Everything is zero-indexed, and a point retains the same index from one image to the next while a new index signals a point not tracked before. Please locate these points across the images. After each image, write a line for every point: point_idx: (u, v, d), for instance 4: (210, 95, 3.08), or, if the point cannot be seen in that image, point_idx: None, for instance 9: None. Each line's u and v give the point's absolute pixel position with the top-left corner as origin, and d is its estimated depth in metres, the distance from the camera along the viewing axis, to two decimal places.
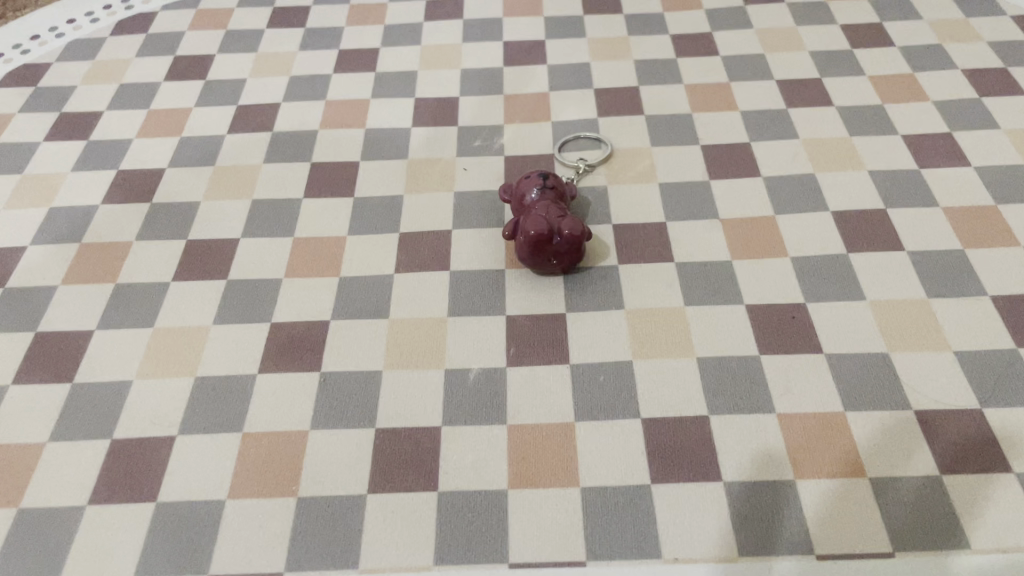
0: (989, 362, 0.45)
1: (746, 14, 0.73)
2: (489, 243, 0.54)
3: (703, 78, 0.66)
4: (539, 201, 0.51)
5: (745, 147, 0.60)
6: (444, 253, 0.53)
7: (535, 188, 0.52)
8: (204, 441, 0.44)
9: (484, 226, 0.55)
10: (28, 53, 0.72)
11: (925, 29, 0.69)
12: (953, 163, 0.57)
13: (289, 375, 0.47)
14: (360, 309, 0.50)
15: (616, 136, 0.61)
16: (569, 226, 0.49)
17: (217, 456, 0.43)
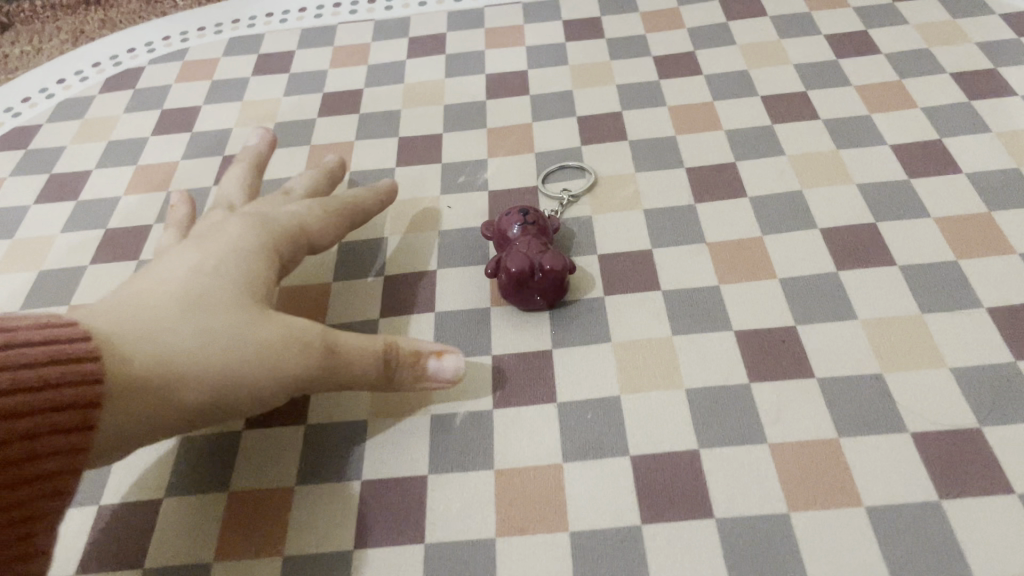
0: (987, 378, 0.44)
1: (728, 30, 0.72)
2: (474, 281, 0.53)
3: (687, 98, 0.66)
4: (521, 235, 0.51)
5: (731, 167, 0.59)
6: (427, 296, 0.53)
7: (516, 222, 0.51)
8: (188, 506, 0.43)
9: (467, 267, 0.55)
10: (19, 115, 0.74)
11: (911, 33, 0.68)
12: (943, 170, 0.56)
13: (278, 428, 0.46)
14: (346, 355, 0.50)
15: (600, 165, 0.61)
16: (552, 261, 0.48)
17: (197, 519, 0.43)
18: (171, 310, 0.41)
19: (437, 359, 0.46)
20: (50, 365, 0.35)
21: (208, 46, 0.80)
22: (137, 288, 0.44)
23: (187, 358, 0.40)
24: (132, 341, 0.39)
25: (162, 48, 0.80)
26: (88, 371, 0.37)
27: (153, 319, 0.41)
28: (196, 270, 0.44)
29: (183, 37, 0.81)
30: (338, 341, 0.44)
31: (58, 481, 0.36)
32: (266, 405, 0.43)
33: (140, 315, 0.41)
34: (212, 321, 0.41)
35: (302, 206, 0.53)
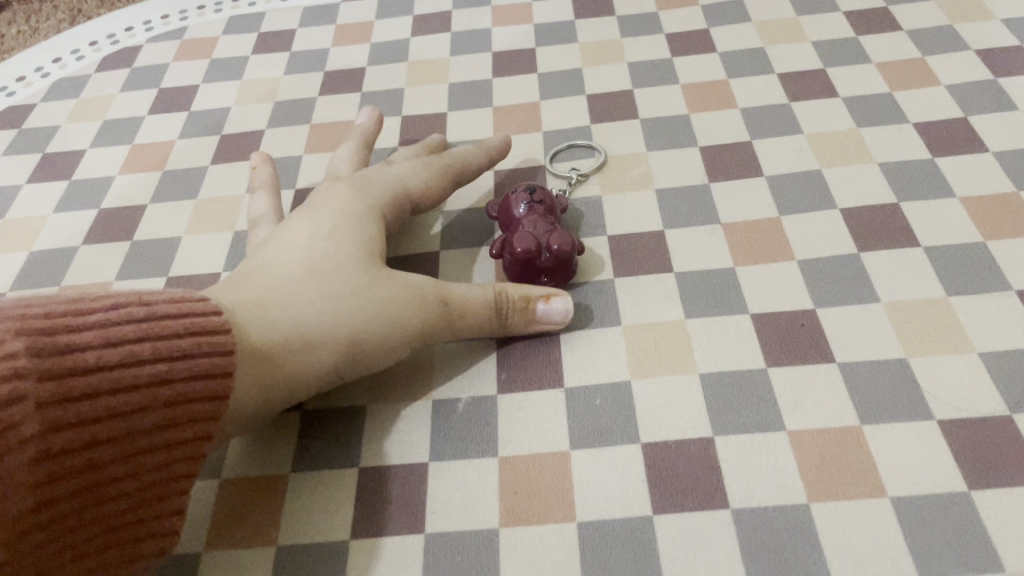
0: (1017, 364, 0.42)
1: (743, 7, 0.70)
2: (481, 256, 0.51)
3: (700, 76, 0.63)
4: (527, 213, 0.49)
5: (746, 147, 0.56)
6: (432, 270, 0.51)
7: (523, 199, 0.49)
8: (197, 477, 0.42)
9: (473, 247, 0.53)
10: (14, 94, 0.72)
11: (933, 10, 0.66)
12: (969, 149, 0.53)
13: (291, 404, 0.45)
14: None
15: (610, 144, 0.59)
16: (558, 240, 0.46)
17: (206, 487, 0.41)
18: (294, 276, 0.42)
19: (545, 302, 0.45)
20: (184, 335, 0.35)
21: (207, 24, 0.78)
22: (258, 260, 0.44)
23: (322, 317, 0.40)
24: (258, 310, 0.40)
25: (160, 27, 0.78)
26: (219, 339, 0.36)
27: (282, 286, 0.41)
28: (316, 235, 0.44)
29: (182, 16, 0.79)
30: (449, 293, 0.44)
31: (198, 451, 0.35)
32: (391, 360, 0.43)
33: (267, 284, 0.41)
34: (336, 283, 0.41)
35: (406, 163, 0.52)
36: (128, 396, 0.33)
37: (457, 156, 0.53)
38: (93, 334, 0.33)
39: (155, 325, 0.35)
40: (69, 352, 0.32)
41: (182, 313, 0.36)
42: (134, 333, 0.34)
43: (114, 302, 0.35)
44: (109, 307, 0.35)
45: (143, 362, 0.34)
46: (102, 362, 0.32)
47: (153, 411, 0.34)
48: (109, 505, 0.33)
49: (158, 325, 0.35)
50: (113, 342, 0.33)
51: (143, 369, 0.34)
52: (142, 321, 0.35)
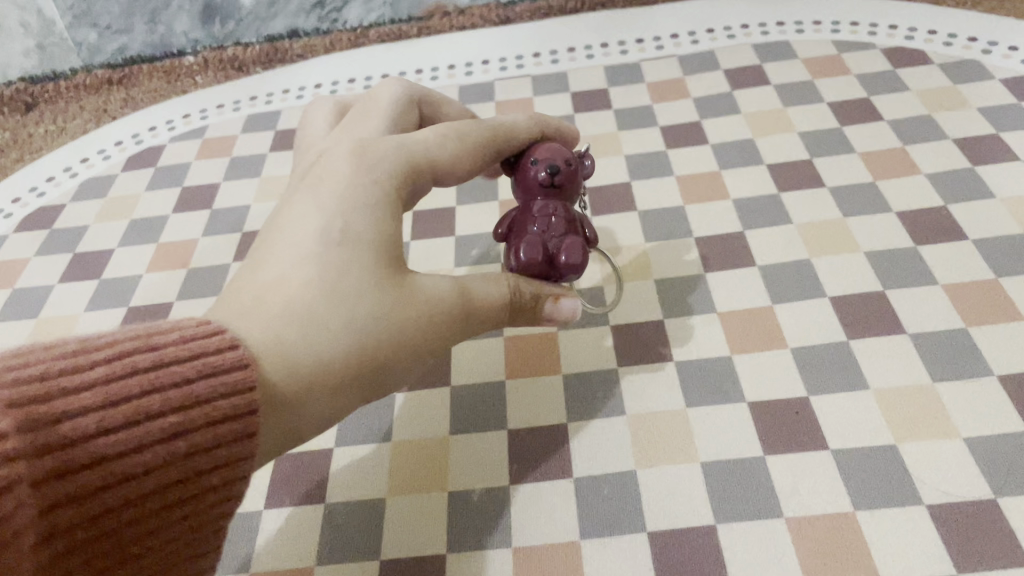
0: (1000, 449, 0.44)
1: (733, 99, 0.74)
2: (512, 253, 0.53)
3: (695, 168, 0.67)
4: (542, 202, 0.49)
5: (740, 237, 0.60)
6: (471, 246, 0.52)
7: (540, 187, 0.49)
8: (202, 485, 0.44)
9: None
10: (44, 195, 0.76)
11: (913, 99, 0.70)
12: (949, 237, 0.56)
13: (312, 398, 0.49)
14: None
15: (610, 236, 0.62)
16: (567, 252, 0.47)
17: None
18: (319, 304, 0.38)
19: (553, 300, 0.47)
20: (200, 379, 0.32)
21: (227, 123, 0.82)
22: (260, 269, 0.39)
23: (349, 352, 0.38)
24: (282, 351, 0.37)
25: (182, 126, 0.83)
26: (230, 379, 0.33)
27: (311, 317, 0.38)
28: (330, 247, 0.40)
29: (203, 115, 0.84)
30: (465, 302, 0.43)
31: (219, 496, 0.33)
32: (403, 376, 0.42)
33: (284, 312, 0.37)
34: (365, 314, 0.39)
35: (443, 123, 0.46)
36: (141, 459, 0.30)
37: (497, 121, 0.49)
38: (95, 390, 0.30)
39: (163, 374, 0.32)
40: (70, 421, 0.29)
41: (198, 354, 0.33)
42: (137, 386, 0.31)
43: (118, 351, 0.31)
44: (111, 353, 0.31)
45: (151, 418, 0.31)
46: (113, 422, 0.30)
47: (168, 468, 0.31)
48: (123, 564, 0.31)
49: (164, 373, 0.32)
50: (115, 402, 0.30)
51: (155, 425, 0.31)
52: (150, 371, 0.31)
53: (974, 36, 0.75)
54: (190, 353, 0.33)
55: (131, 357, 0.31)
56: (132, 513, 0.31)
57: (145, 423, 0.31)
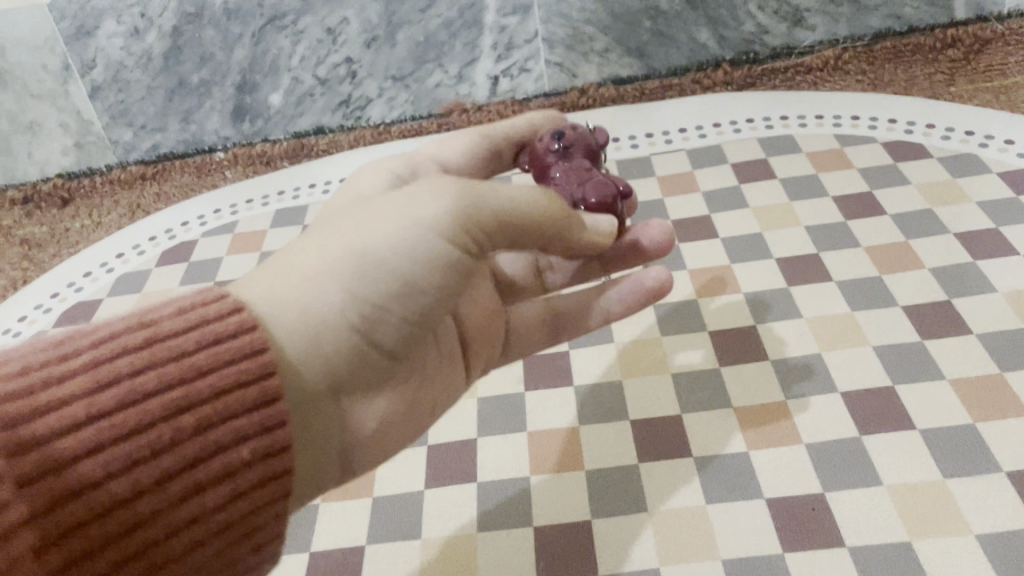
0: (1011, 546, 0.46)
1: (741, 192, 0.77)
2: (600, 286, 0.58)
3: (707, 262, 0.70)
4: (559, 163, 0.54)
5: (752, 331, 0.62)
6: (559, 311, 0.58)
7: (551, 151, 0.55)
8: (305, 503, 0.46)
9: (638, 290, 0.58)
10: (81, 290, 0.79)
11: (915, 193, 0.73)
12: (953, 330, 0.59)
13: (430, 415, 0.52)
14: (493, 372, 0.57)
15: (627, 329, 0.64)
16: (596, 195, 0.52)
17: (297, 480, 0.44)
18: (304, 246, 0.44)
19: (564, 205, 0.50)
20: (187, 345, 0.36)
21: (256, 217, 0.86)
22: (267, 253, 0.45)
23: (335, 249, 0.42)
24: (273, 288, 0.42)
25: (213, 221, 0.86)
26: (219, 343, 0.37)
27: (297, 259, 0.43)
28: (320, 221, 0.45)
29: (233, 209, 0.87)
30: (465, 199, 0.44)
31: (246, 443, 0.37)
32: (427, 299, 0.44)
33: (277, 265, 0.43)
34: (347, 235, 0.43)
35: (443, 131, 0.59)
36: (144, 417, 0.34)
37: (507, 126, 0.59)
38: (87, 372, 0.34)
39: (151, 348, 0.36)
40: (66, 403, 0.33)
41: (183, 326, 0.37)
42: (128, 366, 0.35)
43: (106, 335, 0.36)
44: (104, 339, 0.35)
45: (149, 393, 0.35)
46: (112, 391, 0.34)
47: (173, 421, 0.35)
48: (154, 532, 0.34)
49: (153, 348, 0.36)
50: (109, 384, 0.34)
51: (151, 385, 0.35)
52: (141, 349, 0.35)
53: (971, 129, 0.79)
54: (176, 324, 0.37)
55: (123, 337, 0.36)
56: (158, 470, 0.34)
57: (144, 391, 0.35)
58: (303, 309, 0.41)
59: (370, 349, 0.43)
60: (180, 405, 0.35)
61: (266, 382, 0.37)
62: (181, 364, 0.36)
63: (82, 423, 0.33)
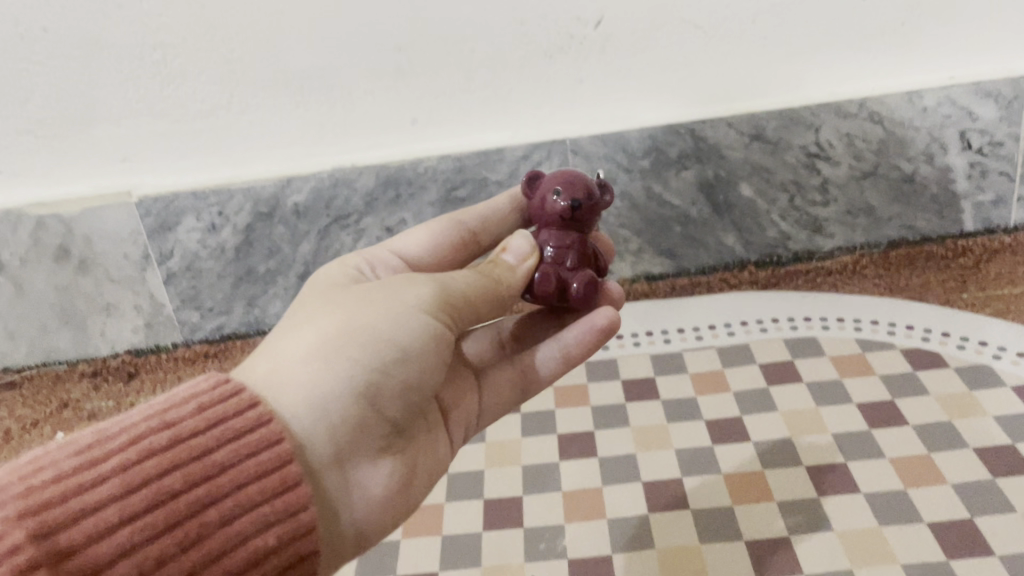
0: None
1: (770, 395, 0.82)
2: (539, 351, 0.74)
3: (740, 466, 0.74)
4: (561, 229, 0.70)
5: (787, 543, 0.66)
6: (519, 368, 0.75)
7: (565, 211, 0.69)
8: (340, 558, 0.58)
9: (582, 338, 0.72)
10: None
11: (933, 403, 0.78)
12: (979, 552, 0.62)
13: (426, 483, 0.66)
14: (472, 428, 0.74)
15: (667, 534, 0.68)
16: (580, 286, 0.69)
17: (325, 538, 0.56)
18: (293, 334, 0.57)
19: (505, 254, 0.68)
20: (211, 442, 0.49)
21: None
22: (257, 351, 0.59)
23: (325, 339, 0.56)
24: (275, 379, 0.55)
25: None
26: (236, 440, 0.49)
27: (290, 354, 0.56)
28: (304, 318, 0.60)
29: None
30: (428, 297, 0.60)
31: (272, 528, 0.49)
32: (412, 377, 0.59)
33: (272, 360, 0.56)
34: (331, 331, 0.57)
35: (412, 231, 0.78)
36: (179, 504, 0.46)
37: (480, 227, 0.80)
38: (128, 473, 0.45)
39: (177, 446, 0.48)
40: (104, 509, 0.43)
41: (202, 423, 0.49)
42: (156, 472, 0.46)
43: (133, 446, 0.46)
44: (139, 442, 0.47)
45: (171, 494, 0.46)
46: (153, 484, 0.45)
47: (207, 501, 0.47)
48: None
49: (179, 446, 0.48)
50: (138, 489, 0.45)
51: (182, 480, 0.46)
52: (167, 460, 0.47)
53: (983, 339, 0.84)
54: (200, 422, 0.49)
55: (151, 443, 0.47)
56: (194, 556, 0.45)
57: (175, 487, 0.46)
58: (309, 390, 0.54)
59: (369, 420, 0.58)
60: (210, 490, 0.47)
61: (282, 471, 0.50)
62: (206, 459, 0.48)
63: (134, 517, 0.44)
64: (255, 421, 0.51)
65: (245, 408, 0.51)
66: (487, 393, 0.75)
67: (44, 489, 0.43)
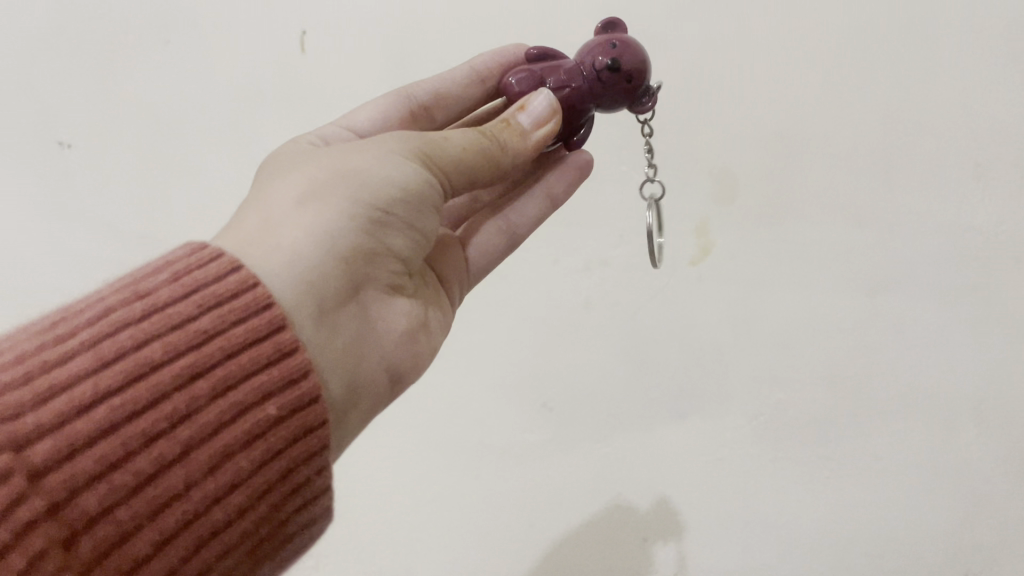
0: None
1: None
2: (520, 208, 1.04)
3: None
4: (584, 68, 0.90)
5: None
6: (507, 222, 1.05)
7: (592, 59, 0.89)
8: (369, 415, 0.79)
9: (569, 176, 1.04)
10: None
11: None
12: None
13: (424, 343, 0.88)
14: (450, 304, 0.99)
15: None
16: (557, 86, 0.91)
17: (342, 392, 0.74)
18: (288, 202, 0.76)
19: (522, 115, 0.88)
20: (193, 310, 0.60)
21: None
22: (238, 223, 0.76)
23: (323, 184, 0.76)
24: (263, 242, 0.72)
25: None
26: (215, 306, 0.61)
27: (271, 222, 0.74)
28: (272, 197, 0.78)
29: None
30: (404, 138, 0.82)
31: (272, 398, 0.60)
32: (395, 211, 0.78)
33: (250, 226, 0.75)
34: (311, 192, 0.76)
35: (362, 111, 1.01)
36: (164, 368, 0.56)
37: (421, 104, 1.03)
38: (100, 343, 0.56)
39: (151, 315, 0.59)
40: (73, 383, 0.53)
41: (178, 292, 0.61)
42: (131, 338, 0.57)
43: (107, 316, 0.58)
44: (112, 319, 0.58)
45: (150, 360, 0.56)
46: (128, 354, 0.56)
47: (192, 363, 0.57)
48: (202, 456, 0.56)
49: (150, 316, 0.59)
50: (110, 360, 0.55)
51: (161, 348, 0.57)
52: (142, 331, 0.57)
53: None
54: (176, 291, 0.61)
55: (125, 314, 0.58)
56: (189, 423, 0.56)
57: (155, 356, 0.57)
58: (301, 241, 0.72)
59: (359, 268, 0.77)
60: (193, 354, 0.58)
61: (274, 338, 0.61)
62: (184, 324, 0.59)
63: (110, 389, 0.54)
64: (230, 289, 0.62)
65: (220, 275, 0.63)
66: (479, 245, 1.04)
67: (11, 372, 0.53)
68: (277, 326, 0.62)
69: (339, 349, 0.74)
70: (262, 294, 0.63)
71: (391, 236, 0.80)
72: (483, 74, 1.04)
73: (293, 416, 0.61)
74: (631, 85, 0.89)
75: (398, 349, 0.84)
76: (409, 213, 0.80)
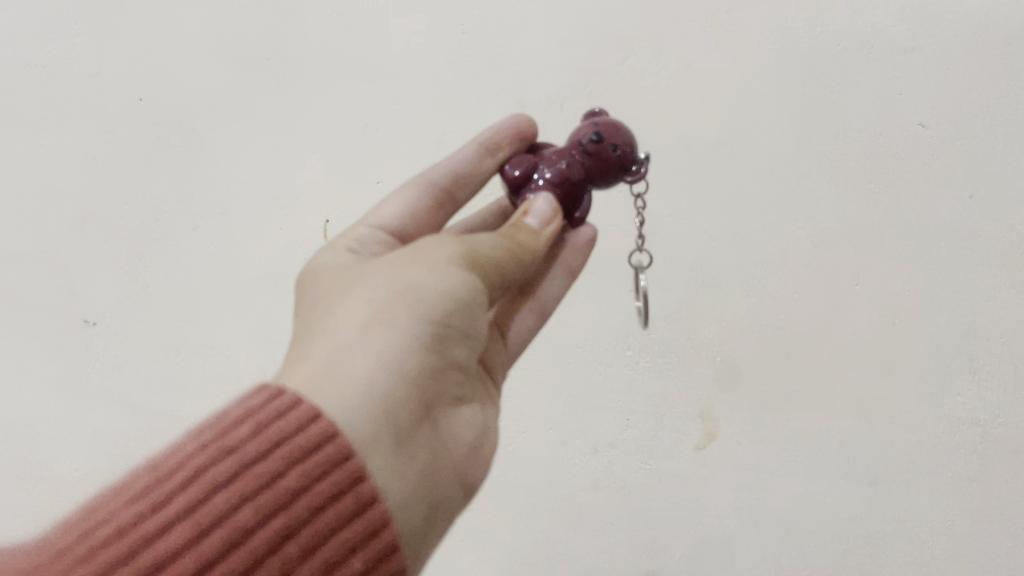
0: None
1: None
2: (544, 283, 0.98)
3: None
4: (571, 150, 0.86)
5: None
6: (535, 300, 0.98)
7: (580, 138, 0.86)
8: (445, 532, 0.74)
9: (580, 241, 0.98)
10: None
11: None
12: None
13: (486, 456, 0.82)
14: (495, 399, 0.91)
15: None
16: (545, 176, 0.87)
17: (421, 515, 0.69)
18: (342, 313, 0.70)
19: (529, 218, 0.83)
20: (278, 465, 0.57)
21: None
22: (299, 336, 0.72)
23: (382, 297, 0.69)
24: (327, 374, 0.65)
25: None
26: (300, 461, 0.57)
27: (332, 337, 0.68)
28: (331, 302, 0.72)
29: None
30: (446, 259, 0.72)
31: (357, 552, 0.58)
32: (455, 322, 0.73)
33: (313, 337, 0.69)
34: (373, 297, 0.70)
35: (389, 201, 0.94)
36: (256, 535, 0.54)
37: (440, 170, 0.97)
38: (194, 513, 0.54)
39: (239, 474, 0.56)
40: (173, 564, 0.51)
41: (262, 444, 0.57)
42: (221, 505, 0.54)
43: (192, 477, 0.55)
44: (202, 482, 0.55)
45: (242, 526, 0.54)
46: (222, 523, 0.54)
47: (280, 527, 0.55)
48: None
49: (239, 478, 0.56)
50: (203, 531, 0.53)
51: (254, 512, 0.55)
52: (233, 495, 0.55)
53: None
54: (259, 442, 0.57)
55: (213, 476, 0.56)
56: None
57: (249, 522, 0.54)
58: (352, 413, 0.63)
59: (426, 392, 0.72)
60: (283, 516, 0.56)
61: (357, 490, 0.59)
62: (272, 483, 0.56)
63: (207, 564, 0.52)
64: (312, 438, 0.59)
65: (301, 419, 0.59)
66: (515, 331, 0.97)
67: (105, 556, 0.51)
68: (358, 479, 0.59)
69: (417, 470, 0.68)
70: (343, 444, 0.59)
71: (455, 344, 0.74)
72: (493, 148, 0.98)
73: (379, 569, 0.59)
74: (621, 163, 0.86)
75: (467, 460, 0.79)
76: (466, 320, 0.74)
